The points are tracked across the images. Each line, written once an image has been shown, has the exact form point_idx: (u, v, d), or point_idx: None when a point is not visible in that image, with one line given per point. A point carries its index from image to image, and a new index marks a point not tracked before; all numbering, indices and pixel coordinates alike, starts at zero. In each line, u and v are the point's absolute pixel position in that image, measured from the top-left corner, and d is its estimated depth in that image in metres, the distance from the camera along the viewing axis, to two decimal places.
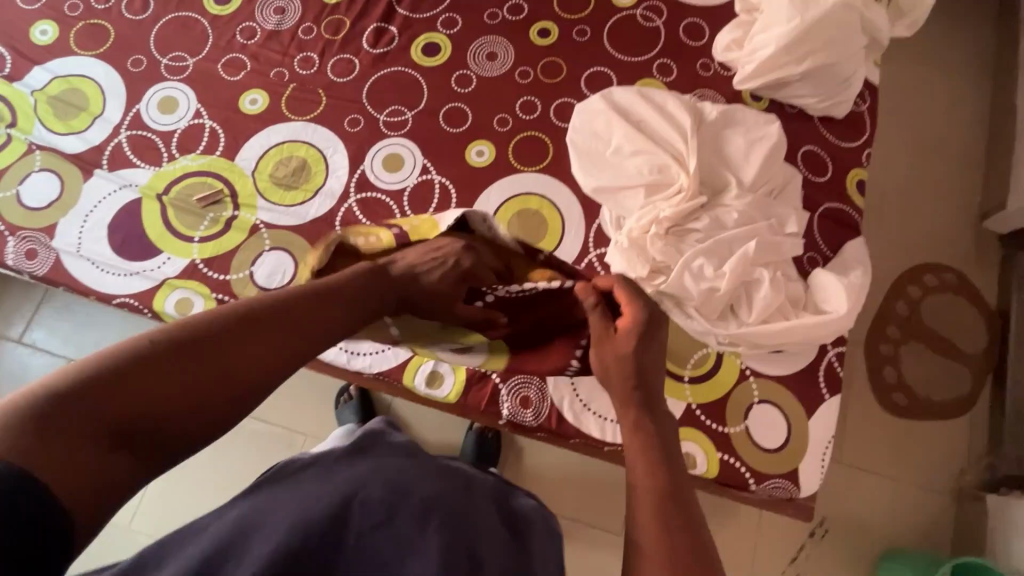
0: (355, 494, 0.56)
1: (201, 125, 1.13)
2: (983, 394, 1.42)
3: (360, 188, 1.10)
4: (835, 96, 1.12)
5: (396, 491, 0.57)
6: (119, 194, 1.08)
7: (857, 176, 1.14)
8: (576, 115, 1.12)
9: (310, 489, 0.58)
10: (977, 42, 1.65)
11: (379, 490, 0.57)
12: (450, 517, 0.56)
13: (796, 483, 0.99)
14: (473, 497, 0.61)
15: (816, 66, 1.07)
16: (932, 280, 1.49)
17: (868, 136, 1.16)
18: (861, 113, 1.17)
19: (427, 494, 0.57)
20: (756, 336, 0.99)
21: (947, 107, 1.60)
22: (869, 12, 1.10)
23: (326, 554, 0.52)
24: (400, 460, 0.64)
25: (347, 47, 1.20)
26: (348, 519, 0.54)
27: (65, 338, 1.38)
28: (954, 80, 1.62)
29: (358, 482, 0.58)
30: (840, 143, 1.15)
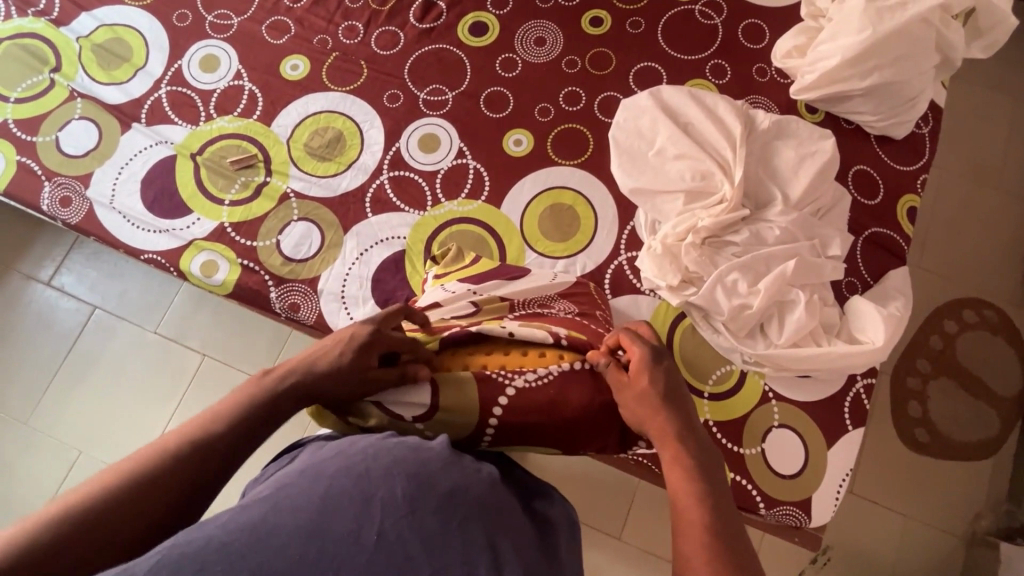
0: (375, 492, 0.52)
1: (241, 86, 1.12)
2: (1010, 440, 1.37)
3: (394, 166, 1.09)
4: (896, 115, 1.06)
5: (417, 486, 0.54)
6: (155, 149, 1.08)
7: (909, 203, 1.09)
8: (621, 111, 1.08)
9: (326, 484, 0.53)
10: None
11: (401, 486, 0.53)
12: (473, 516, 0.54)
13: (807, 512, 0.96)
14: (493, 491, 0.59)
15: (882, 82, 1.01)
16: (972, 316, 1.43)
17: (926, 161, 1.10)
18: (921, 135, 1.11)
19: (449, 490, 0.55)
20: (784, 360, 0.96)
21: (1011, 135, 1.52)
22: (945, 28, 1.03)
23: (349, 553, 0.48)
24: (418, 445, 0.61)
25: (393, 19, 1.17)
26: (371, 517, 0.50)
27: (92, 286, 1.40)
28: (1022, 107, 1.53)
29: (379, 472, 0.54)
30: (895, 166, 1.10)
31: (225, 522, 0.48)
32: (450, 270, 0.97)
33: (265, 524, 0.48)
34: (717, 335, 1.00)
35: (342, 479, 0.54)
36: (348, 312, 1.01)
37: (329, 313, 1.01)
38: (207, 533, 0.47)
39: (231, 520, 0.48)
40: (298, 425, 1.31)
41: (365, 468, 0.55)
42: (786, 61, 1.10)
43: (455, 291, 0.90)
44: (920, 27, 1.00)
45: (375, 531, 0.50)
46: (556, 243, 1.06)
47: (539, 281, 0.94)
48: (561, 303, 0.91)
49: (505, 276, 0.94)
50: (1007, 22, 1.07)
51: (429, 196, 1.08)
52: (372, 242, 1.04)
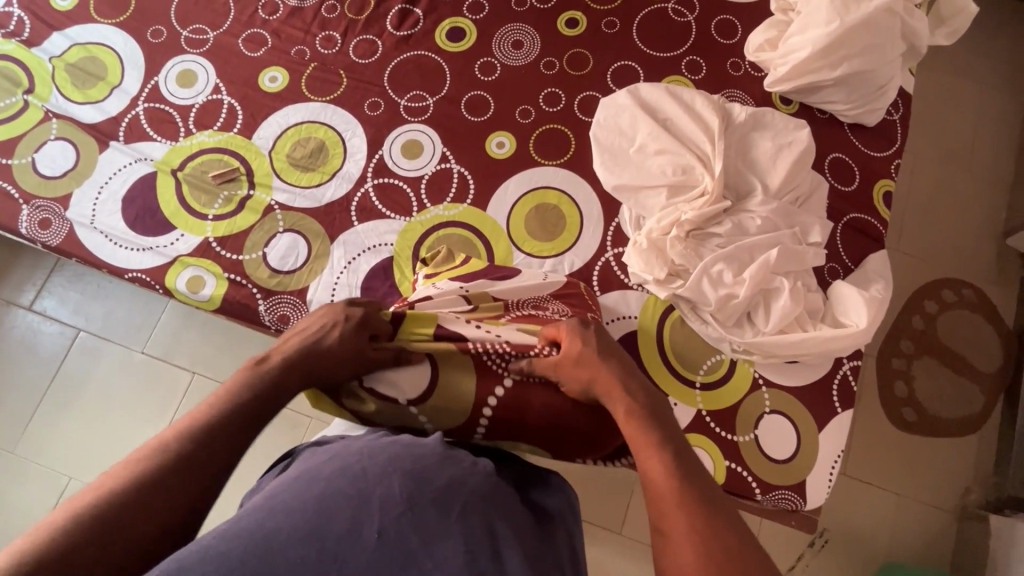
0: (372, 492, 0.54)
1: (219, 101, 1.11)
2: (994, 414, 1.41)
3: (378, 173, 1.09)
4: (867, 103, 1.09)
5: (413, 482, 0.56)
6: (135, 167, 1.07)
7: (884, 188, 1.12)
8: (600, 110, 1.10)
9: (323, 487, 0.55)
10: (1013, 52, 1.60)
11: (397, 484, 0.55)
12: (471, 506, 0.55)
13: (802, 495, 0.98)
14: (491, 479, 0.60)
15: (852, 71, 1.04)
16: (950, 296, 1.47)
17: (898, 146, 1.13)
18: (893, 122, 1.14)
19: (445, 485, 0.57)
20: (771, 346, 0.98)
21: (979, 119, 1.56)
22: (909, 17, 1.06)
23: (350, 554, 0.49)
24: (412, 442, 0.62)
25: (370, 28, 1.17)
26: (370, 515, 0.52)
27: (75, 308, 1.38)
28: (987, 90, 1.58)
29: (374, 472, 0.56)
30: (869, 152, 1.13)
31: (225, 533, 0.49)
32: (439, 270, 0.97)
33: (266, 528, 0.49)
34: (705, 325, 1.02)
35: (339, 481, 0.55)
36: None
37: None
38: (208, 543, 0.48)
39: (233, 526, 0.50)
40: (292, 439, 1.30)
41: (361, 468, 0.57)
42: (759, 54, 1.13)
43: (441, 289, 0.90)
44: (886, 17, 1.03)
45: (373, 529, 0.51)
46: (544, 243, 1.07)
47: (531, 280, 0.94)
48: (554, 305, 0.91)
49: (495, 276, 0.95)
50: (967, 9, 1.11)
51: (414, 202, 1.08)
52: (359, 250, 1.04)
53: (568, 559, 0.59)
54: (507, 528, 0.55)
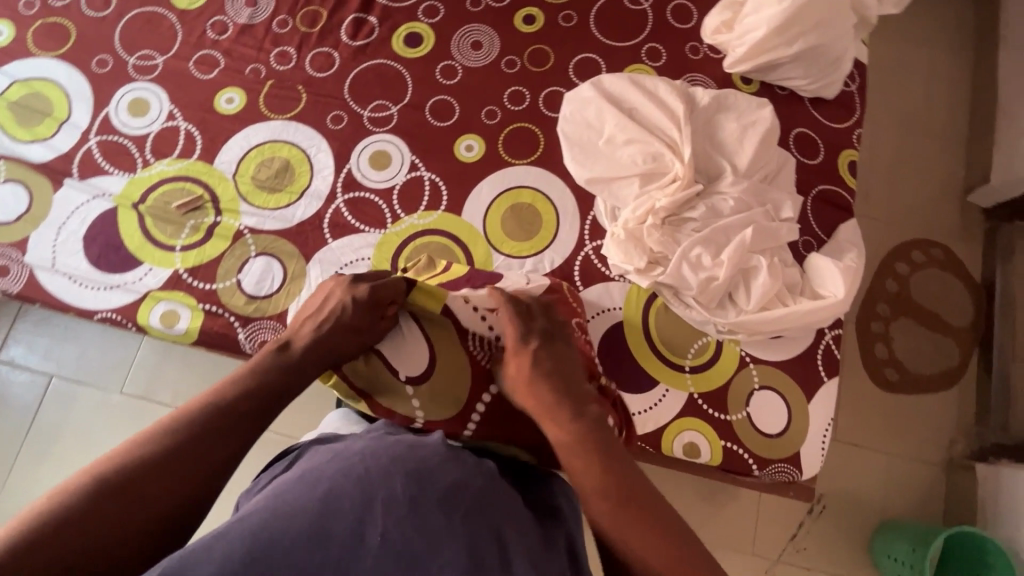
0: (376, 495, 0.53)
1: (176, 127, 1.08)
2: (970, 366, 1.46)
3: (348, 188, 1.07)
4: (825, 77, 1.11)
5: (417, 484, 0.55)
6: (93, 204, 1.03)
7: (849, 157, 1.14)
8: (565, 105, 1.10)
9: (326, 489, 0.54)
10: (958, 14, 1.65)
11: (401, 486, 0.54)
12: (476, 508, 0.55)
13: (797, 466, 1.00)
14: (492, 477, 0.59)
15: (808, 47, 1.06)
16: (920, 256, 1.51)
17: (858, 116, 1.16)
18: (851, 92, 1.16)
19: (449, 485, 0.56)
20: (754, 324, 0.99)
21: (931, 81, 1.61)
22: None
23: (353, 558, 0.49)
24: (416, 441, 0.61)
25: (325, 40, 1.15)
26: (373, 519, 0.51)
27: (45, 354, 1.32)
28: (937, 53, 1.63)
29: (377, 474, 0.55)
30: (831, 125, 1.15)
31: (228, 534, 0.49)
32: (422, 278, 0.95)
33: (269, 536, 0.49)
34: (689, 309, 1.02)
35: (342, 482, 0.55)
36: None
37: None
38: (212, 544, 0.48)
39: (231, 531, 0.49)
40: None
41: (365, 469, 0.56)
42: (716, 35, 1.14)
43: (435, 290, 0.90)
44: None
45: (378, 533, 0.51)
46: (523, 243, 1.07)
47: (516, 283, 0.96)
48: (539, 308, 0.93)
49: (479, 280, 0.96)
50: None
51: (388, 213, 1.07)
52: (337, 267, 1.03)
53: (568, 550, 0.60)
54: (513, 529, 0.55)
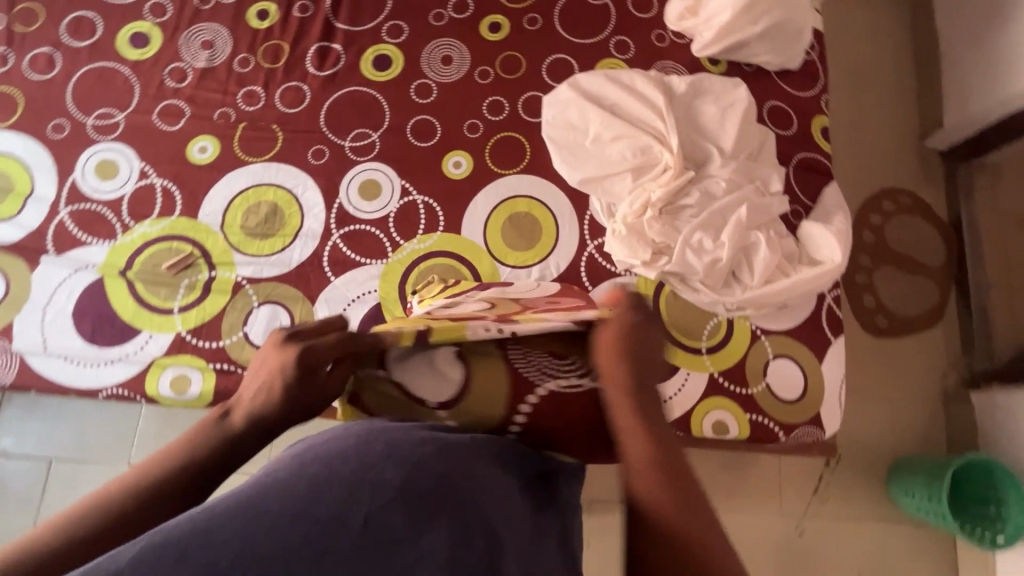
0: (364, 477, 0.45)
1: (151, 185, 1.03)
2: (950, 302, 1.54)
3: (342, 222, 1.05)
4: (789, 50, 1.15)
5: (413, 469, 0.47)
6: (77, 277, 0.98)
7: (821, 123, 1.18)
8: (547, 109, 1.10)
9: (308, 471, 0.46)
10: None
11: (394, 470, 0.46)
12: (471, 501, 0.47)
13: (820, 426, 1.04)
14: (497, 473, 0.54)
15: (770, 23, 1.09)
16: (890, 205, 1.58)
17: (824, 83, 1.20)
18: (814, 61, 1.21)
19: (446, 472, 0.49)
20: (761, 298, 1.02)
21: (876, 37, 1.68)
22: None
23: (331, 548, 0.39)
24: (408, 430, 0.55)
25: (292, 74, 1.12)
26: (358, 501, 0.43)
27: (39, 438, 1.26)
28: (878, 10, 1.70)
29: (366, 458, 0.47)
30: (801, 94, 1.19)
31: (185, 519, 0.40)
32: (433, 295, 0.94)
33: (236, 505, 0.41)
34: (698, 293, 1.04)
35: (327, 464, 0.46)
36: None
37: None
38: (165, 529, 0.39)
39: (192, 517, 0.40)
40: None
41: (364, 451, 0.49)
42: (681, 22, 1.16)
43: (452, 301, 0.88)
44: None
45: (360, 516, 0.42)
46: (526, 253, 1.07)
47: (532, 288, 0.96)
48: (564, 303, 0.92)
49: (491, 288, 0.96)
50: None
51: (387, 242, 1.05)
52: (344, 305, 1.01)
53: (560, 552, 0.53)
54: (509, 529, 0.48)
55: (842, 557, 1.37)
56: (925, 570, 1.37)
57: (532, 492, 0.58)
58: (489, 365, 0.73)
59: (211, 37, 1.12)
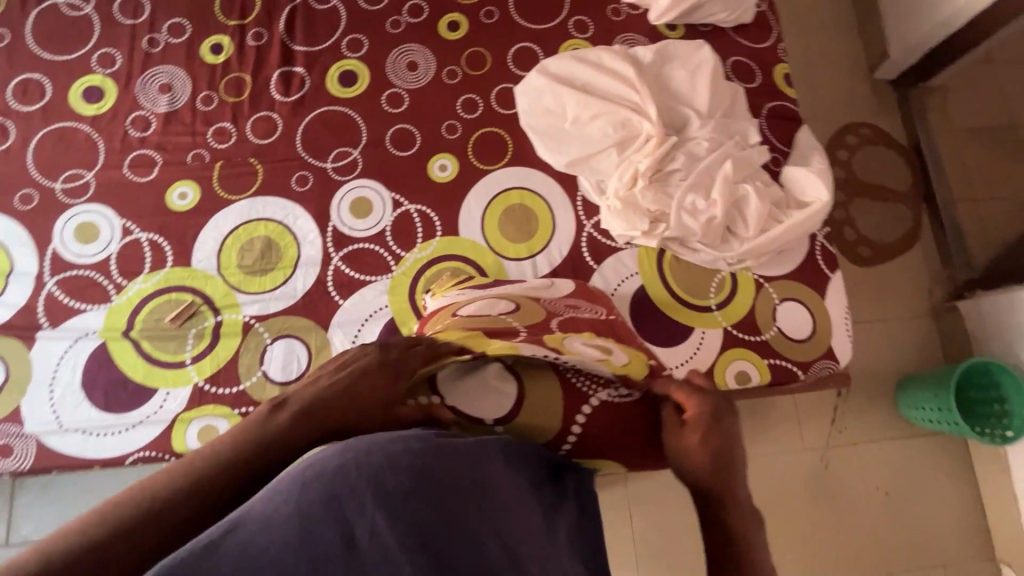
0: (371, 488, 0.43)
1: (137, 240, 1.00)
2: (924, 221, 1.62)
3: (340, 245, 1.04)
4: (741, 5, 1.18)
5: (422, 473, 0.45)
6: (79, 347, 0.95)
7: (782, 71, 1.22)
8: (521, 98, 1.11)
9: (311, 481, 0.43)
10: None
11: (402, 477, 0.44)
12: (478, 504, 0.47)
13: (834, 359, 1.09)
14: (509, 478, 0.52)
15: None
16: (853, 139, 1.65)
17: (778, 31, 1.24)
18: (765, 12, 1.24)
19: (454, 474, 0.47)
20: (759, 247, 1.06)
21: None
22: None
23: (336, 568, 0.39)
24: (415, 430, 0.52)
25: (259, 104, 1.10)
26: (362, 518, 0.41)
27: (61, 519, 1.22)
28: None
29: (374, 464, 0.45)
30: (758, 46, 1.22)
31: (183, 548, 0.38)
32: (446, 286, 0.98)
33: (233, 519, 0.41)
34: (700, 253, 1.07)
35: (333, 474, 0.44)
36: None
37: None
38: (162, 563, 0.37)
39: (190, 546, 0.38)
40: None
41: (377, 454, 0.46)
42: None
43: (468, 294, 0.92)
44: None
45: (366, 530, 0.41)
46: (527, 243, 1.08)
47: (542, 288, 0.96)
48: (583, 304, 0.91)
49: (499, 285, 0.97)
50: None
51: (389, 257, 1.05)
52: (359, 325, 1.00)
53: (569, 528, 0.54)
54: (520, 542, 0.47)
55: (868, 479, 1.44)
56: (944, 475, 1.45)
57: (538, 468, 0.58)
58: (545, 380, 0.70)
59: (167, 80, 1.09)
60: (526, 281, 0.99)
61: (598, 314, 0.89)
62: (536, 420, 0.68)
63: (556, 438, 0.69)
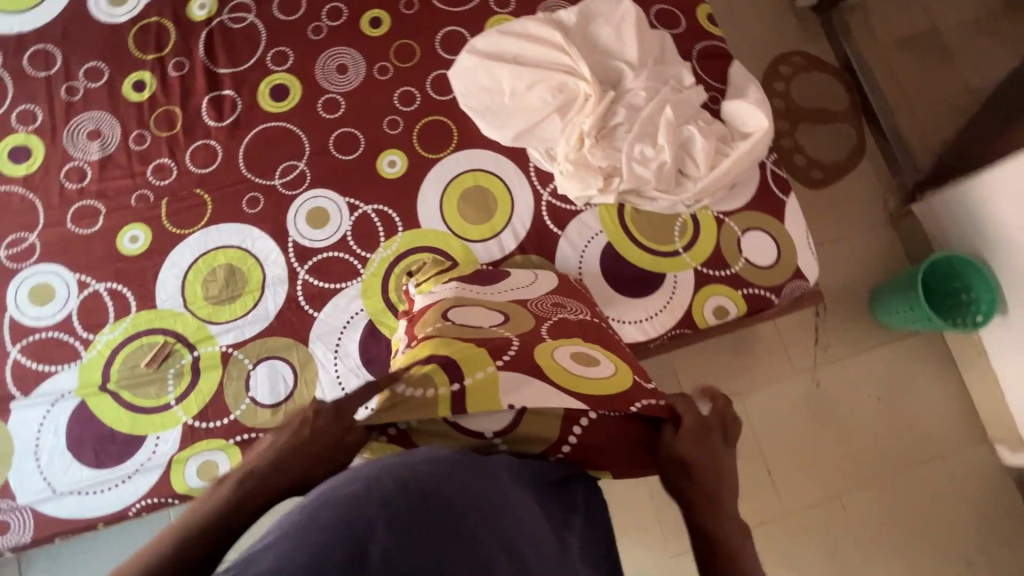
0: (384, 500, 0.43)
1: (95, 292, 0.98)
2: (867, 135, 1.67)
3: (304, 258, 1.03)
4: None
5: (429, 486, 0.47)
6: (57, 410, 0.93)
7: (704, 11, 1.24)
8: (457, 81, 1.11)
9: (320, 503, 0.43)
10: None
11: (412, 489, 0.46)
12: (488, 516, 0.48)
13: (803, 278, 1.12)
14: (499, 487, 0.52)
15: None
16: (787, 69, 1.69)
17: None
18: None
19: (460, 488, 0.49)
20: (713, 184, 1.08)
21: None
22: None
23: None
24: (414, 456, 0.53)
25: (194, 134, 1.08)
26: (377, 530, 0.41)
27: None
28: None
29: (384, 479, 0.46)
30: None
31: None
32: (430, 277, 0.98)
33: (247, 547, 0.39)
34: (658, 201, 1.09)
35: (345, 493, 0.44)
36: None
37: None
38: None
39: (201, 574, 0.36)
40: None
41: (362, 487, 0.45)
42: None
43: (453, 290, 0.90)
44: None
45: (379, 549, 0.40)
46: (489, 222, 1.09)
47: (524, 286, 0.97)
48: (568, 303, 0.92)
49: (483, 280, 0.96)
50: None
51: (355, 261, 1.05)
52: (338, 334, 1.00)
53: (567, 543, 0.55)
54: (523, 545, 0.48)
55: (858, 389, 1.49)
56: (929, 371, 1.50)
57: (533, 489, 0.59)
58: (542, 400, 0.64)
59: (95, 126, 1.07)
60: (512, 274, 1.01)
61: (582, 314, 0.89)
62: (533, 435, 0.64)
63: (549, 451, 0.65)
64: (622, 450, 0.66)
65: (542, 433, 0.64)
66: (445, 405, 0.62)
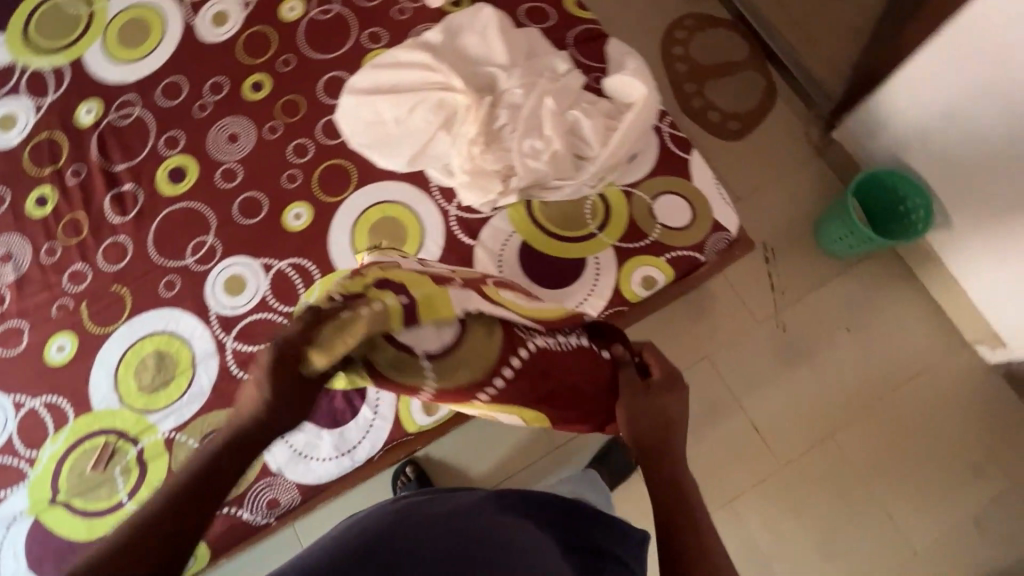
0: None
1: (32, 409, 0.99)
2: (775, 76, 1.68)
3: (229, 327, 1.04)
4: None
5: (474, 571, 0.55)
6: (15, 532, 0.94)
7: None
8: (344, 122, 1.14)
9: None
10: None
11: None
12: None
13: (724, 229, 1.12)
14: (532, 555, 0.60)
15: None
16: (682, 33, 1.72)
17: None
18: None
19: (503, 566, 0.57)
20: (609, 159, 1.09)
21: None
22: None
23: None
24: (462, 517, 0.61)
25: (101, 233, 1.10)
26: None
27: None
28: None
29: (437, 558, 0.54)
30: None
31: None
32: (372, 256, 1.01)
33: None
34: (561, 189, 1.10)
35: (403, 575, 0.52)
36: (318, 458, 0.99)
37: (305, 475, 0.98)
38: None
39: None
40: None
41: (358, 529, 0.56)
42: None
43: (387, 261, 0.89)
44: None
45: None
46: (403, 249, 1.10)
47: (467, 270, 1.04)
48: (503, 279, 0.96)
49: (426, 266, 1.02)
50: None
51: (280, 318, 1.06)
52: None
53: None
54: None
55: (825, 324, 1.47)
56: (894, 290, 1.48)
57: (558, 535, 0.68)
58: (482, 326, 0.74)
59: (6, 250, 1.09)
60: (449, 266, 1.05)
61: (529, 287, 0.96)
62: (467, 353, 0.72)
63: (488, 377, 0.74)
64: (590, 381, 0.83)
65: (482, 354, 0.73)
66: (394, 316, 0.65)
